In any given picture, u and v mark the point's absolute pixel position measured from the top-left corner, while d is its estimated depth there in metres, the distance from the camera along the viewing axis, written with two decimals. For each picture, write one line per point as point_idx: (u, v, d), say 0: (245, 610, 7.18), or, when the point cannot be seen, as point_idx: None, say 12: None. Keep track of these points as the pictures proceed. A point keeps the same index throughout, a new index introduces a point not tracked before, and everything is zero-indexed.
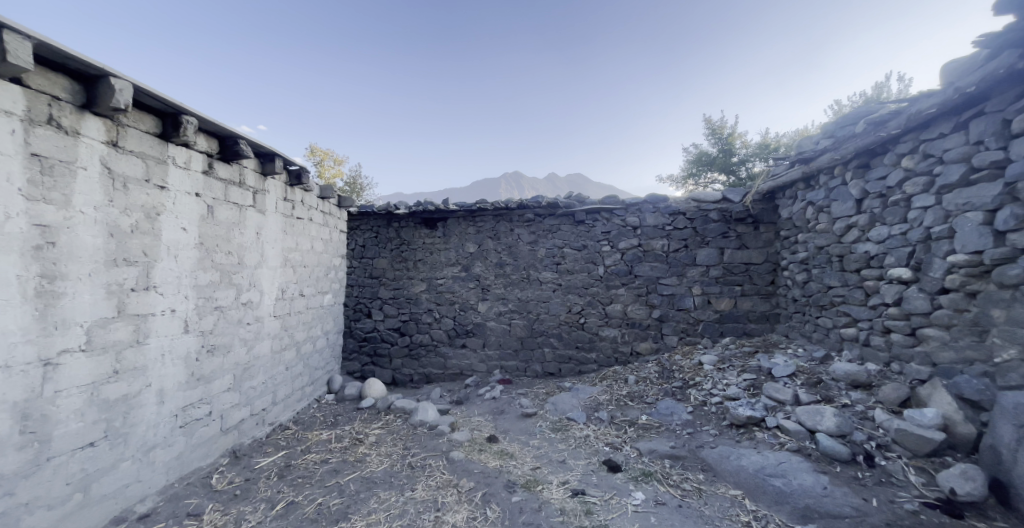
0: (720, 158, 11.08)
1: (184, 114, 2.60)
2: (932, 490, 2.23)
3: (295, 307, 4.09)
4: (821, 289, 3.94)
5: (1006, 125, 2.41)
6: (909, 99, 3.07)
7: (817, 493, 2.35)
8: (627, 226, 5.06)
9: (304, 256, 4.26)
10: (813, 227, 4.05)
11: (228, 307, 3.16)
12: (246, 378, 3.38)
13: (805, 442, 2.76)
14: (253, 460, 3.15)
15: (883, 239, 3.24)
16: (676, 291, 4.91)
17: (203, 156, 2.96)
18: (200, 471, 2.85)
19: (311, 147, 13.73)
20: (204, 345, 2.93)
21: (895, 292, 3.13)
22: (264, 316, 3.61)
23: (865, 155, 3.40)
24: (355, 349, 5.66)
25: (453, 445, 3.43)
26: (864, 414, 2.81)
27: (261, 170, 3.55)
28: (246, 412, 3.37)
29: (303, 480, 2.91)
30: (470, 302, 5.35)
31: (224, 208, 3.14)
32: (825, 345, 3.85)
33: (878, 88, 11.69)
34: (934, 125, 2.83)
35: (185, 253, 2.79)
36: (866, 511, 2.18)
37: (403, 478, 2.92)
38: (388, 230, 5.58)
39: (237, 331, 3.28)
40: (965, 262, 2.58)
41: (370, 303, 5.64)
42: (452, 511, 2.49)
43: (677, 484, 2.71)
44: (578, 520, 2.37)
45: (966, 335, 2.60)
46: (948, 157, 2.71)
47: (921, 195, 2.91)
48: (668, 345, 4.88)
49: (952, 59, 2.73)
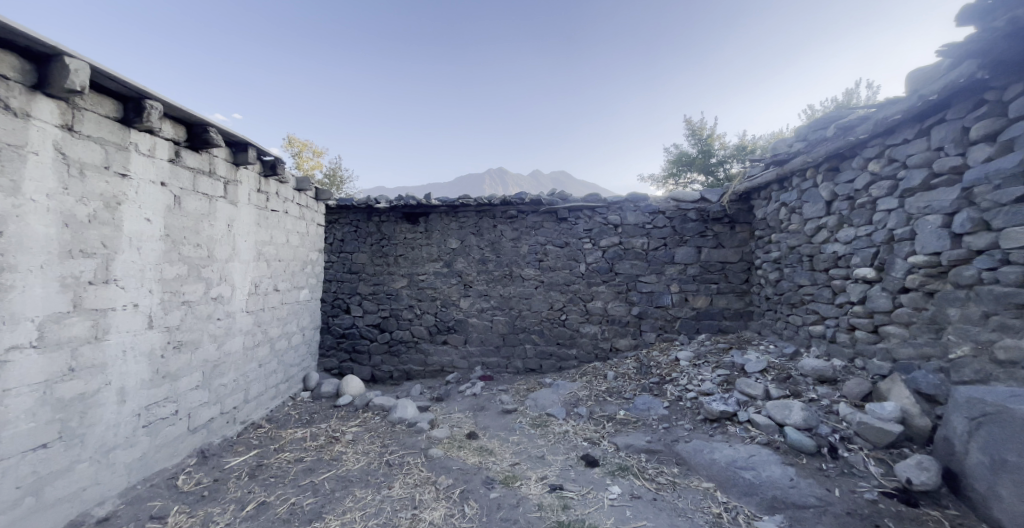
0: (699, 158, 11.34)
1: (148, 98, 2.47)
2: (890, 480, 2.35)
3: (269, 302, 3.96)
4: (792, 288, 4.08)
5: (965, 133, 2.55)
6: (876, 106, 3.20)
7: (784, 484, 2.44)
8: (609, 224, 5.12)
9: (280, 249, 4.13)
10: (786, 227, 4.20)
11: (196, 301, 3.03)
12: (216, 376, 3.25)
13: (774, 435, 2.86)
14: (223, 460, 3.04)
15: (850, 240, 3.38)
16: (655, 288, 5.00)
17: (170, 143, 2.82)
18: (164, 472, 2.73)
19: (289, 137, 13.28)
20: (170, 341, 2.81)
21: (860, 291, 3.28)
22: (236, 311, 3.48)
23: (835, 158, 3.54)
24: (332, 346, 5.54)
25: (432, 442, 3.40)
26: (829, 408, 2.94)
27: (233, 160, 3.42)
28: (216, 411, 3.25)
29: (275, 479, 2.84)
30: (451, 298, 5.31)
31: (193, 198, 3.01)
32: (795, 342, 4.00)
33: (848, 94, 12.19)
34: (899, 131, 2.97)
35: (149, 245, 2.66)
36: (829, 501, 2.29)
37: (381, 476, 2.88)
38: (368, 225, 5.48)
39: (207, 326, 3.15)
40: (924, 263, 2.72)
41: (348, 299, 5.52)
42: (430, 509, 2.47)
43: (652, 477, 2.77)
44: (555, 515, 2.39)
45: (924, 332, 2.75)
46: (912, 162, 2.85)
47: (885, 198, 3.06)
48: (647, 341, 4.98)
49: (917, 67, 2.84)
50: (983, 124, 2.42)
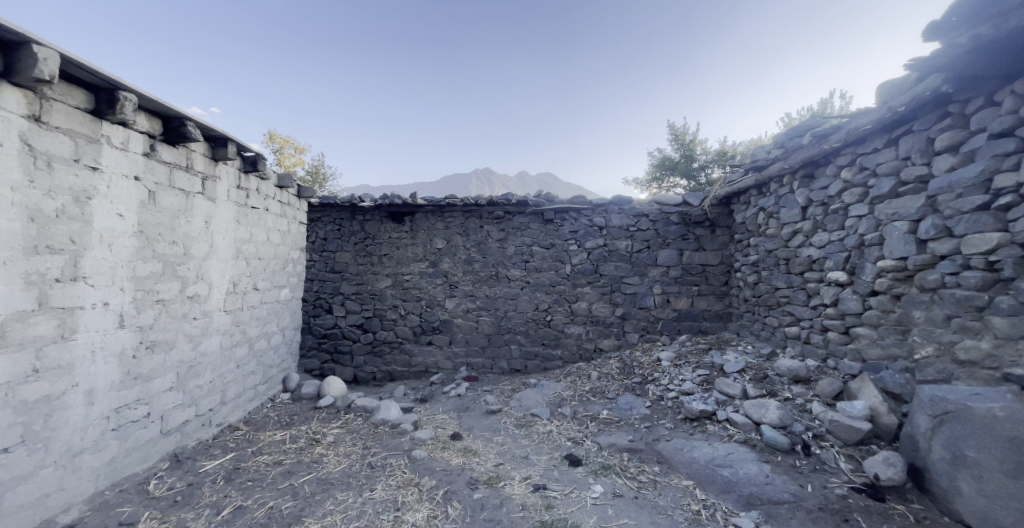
0: (682, 163, 11.56)
1: (122, 89, 2.39)
2: (859, 475, 2.45)
3: (247, 302, 3.86)
4: (769, 290, 4.21)
5: (930, 144, 2.68)
6: (849, 116, 3.33)
7: (760, 481, 2.52)
8: (594, 226, 5.18)
9: (260, 247, 4.03)
10: (763, 231, 4.33)
11: (171, 300, 2.95)
12: (192, 377, 3.16)
13: (751, 433, 2.95)
14: (197, 464, 2.95)
15: (824, 244, 3.51)
16: (638, 290, 5.08)
17: (145, 137, 2.73)
18: (135, 477, 2.64)
19: (270, 133, 12.97)
20: (142, 341, 2.71)
21: (833, 294, 3.40)
22: (213, 311, 3.39)
23: (811, 165, 3.66)
24: (313, 346, 5.44)
25: (415, 444, 3.37)
26: (803, 407, 3.05)
27: (212, 155, 3.33)
28: (190, 413, 3.15)
29: (253, 483, 2.77)
30: (436, 299, 5.28)
31: (168, 194, 2.92)
32: (772, 342, 4.13)
33: (823, 103, 12.60)
34: (869, 140, 3.10)
35: (121, 241, 2.56)
36: (802, 496, 2.37)
37: (362, 479, 2.84)
38: (352, 223, 5.40)
39: (182, 326, 3.06)
40: (892, 267, 2.85)
41: (330, 299, 5.43)
42: (413, 511, 2.45)
43: (634, 476, 2.81)
44: (539, 515, 2.40)
45: (891, 334, 2.87)
46: (881, 170, 2.98)
47: (856, 205, 3.19)
48: (630, 341, 5.05)
49: (886, 80, 2.97)
50: (947, 135, 2.54)
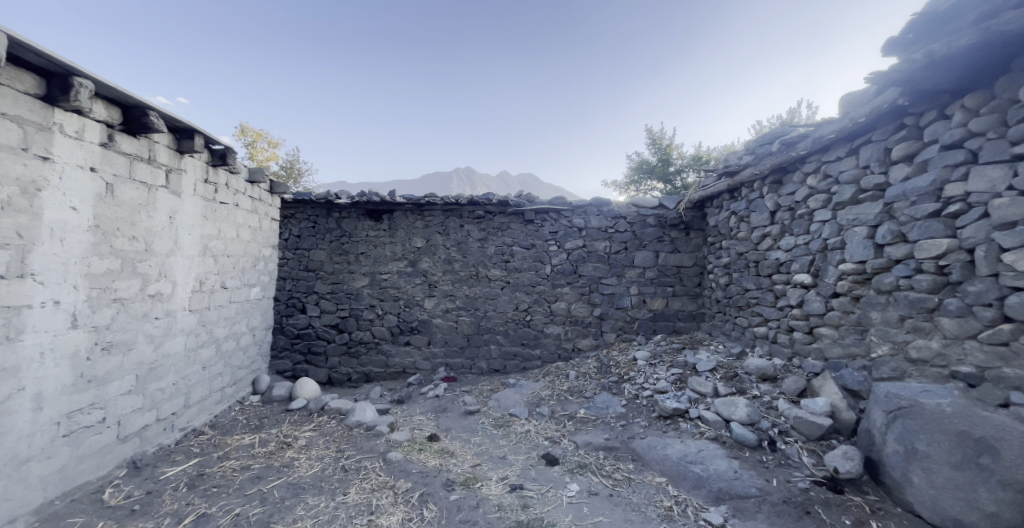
0: (658, 167, 11.83)
1: (77, 75, 2.25)
2: (821, 469, 2.56)
3: (215, 301, 3.70)
4: (740, 291, 4.36)
5: (887, 153, 2.83)
6: (814, 125, 3.49)
7: (729, 476, 2.60)
8: (574, 227, 5.23)
9: (228, 244, 3.87)
10: (735, 234, 4.48)
11: (130, 299, 2.79)
12: (153, 379, 3.01)
13: (721, 430, 3.04)
14: (158, 470, 2.80)
15: (791, 248, 3.67)
16: (615, 291, 5.17)
17: (102, 126, 2.58)
18: (88, 486, 2.48)
19: (241, 125, 12.48)
20: (98, 342, 2.56)
21: (798, 295, 3.55)
22: (177, 310, 3.23)
23: (779, 172, 3.82)
24: (286, 347, 5.26)
25: (391, 446, 3.32)
26: (770, 404, 3.17)
27: (177, 146, 3.18)
28: (151, 417, 2.99)
29: (218, 489, 2.66)
30: (415, 298, 5.21)
31: (128, 187, 2.77)
32: (742, 342, 4.27)
33: (791, 112, 13.12)
34: (833, 149, 3.26)
35: (74, 236, 2.41)
36: (767, 491, 2.47)
37: (335, 483, 2.77)
38: (327, 220, 5.26)
39: (142, 326, 2.90)
40: (852, 271, 3.01)
41: (304, 298, 5.28)
42: (387, 514, 2.41)
43: (609, 474, 2.86)
44: (515, 515, 2.41)
45: (851, 334, 3.02)
46: (844, 178, 3.13)
47: (821, 211, 3.34)
48: (607, 341, 5.13)
49: (848, 91, 3.12)
50: (904, 146, 2.70)
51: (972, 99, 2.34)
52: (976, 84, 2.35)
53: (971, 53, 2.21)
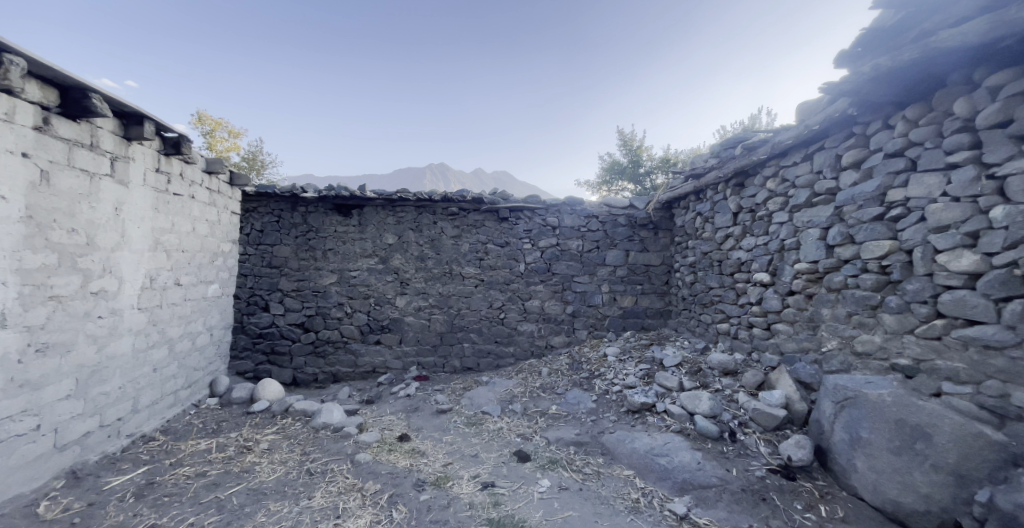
0: (629, 168, 12.11)
1: (7, 52, 2.05)
2: (776, 457, 2.71)
3: (167, 299, 3.47)
4: (704, 289, 4.53)
5: (838, 160, 3.02)
6: (774, 131, 3.66)
7: (692, 467, 2.70)
8: (547, 225, 5.27)
9: (183, 238, 3.63)
10: (700, 234, 4.66)
11: (69, 297, 2.57)
12: (95, 383, 2.78)
13: (685, 423, 3.16)
14: (101, 480, 2.60)
15: (751, 248, 3.85)
16: (588, 288, 5.25)
17: (36, 108, 2.36)
18: (20, 499, 2.27)
19: (198, 113, 11.72)
20: (31, 344, 2.35)
21: (757, 293, 3.73)
22: (124, 309, 3.01)
23: (741, 175, 3.99)
24: (247, 347, 5.02)
25: (360, 447, 3.24)
26: (731, 397, 3.32)
27: (123, 133, 2.95)
28: (93, 424, 2.77)
29: (170, 498, 2.50)
30: (386, 296, 5.09)
31: (66, 175, 2.55)
32: (706, 338, 4.45)
33: (753, 118, 13.72)
34: (790, 154, 3.44)
35: (3, 228, 2.20)
36: (727, 480, 2.59)
37: (299, 487, 2.67)
38: (293, 215, 5.05)
39: (83, 326, 2.68)
40: (806, 270, 3.20)
41: (267, 296, 5.04)
42: (355, 517, 2.35)
43: (579, 469, 2.90)
44: (486, 512, 2.41)
45: (804, 329, 3.21)
46: (799, 182, 3.31)
47: (778, 213, 3.52)
48: (579, 338, 5.20)
49: (804, 100, 3.28)
50: (853, 153, 2.88)
51: (912, 111, 2.53)
52: (916, 98, 2.53)
53: (912, 68, 2.38)
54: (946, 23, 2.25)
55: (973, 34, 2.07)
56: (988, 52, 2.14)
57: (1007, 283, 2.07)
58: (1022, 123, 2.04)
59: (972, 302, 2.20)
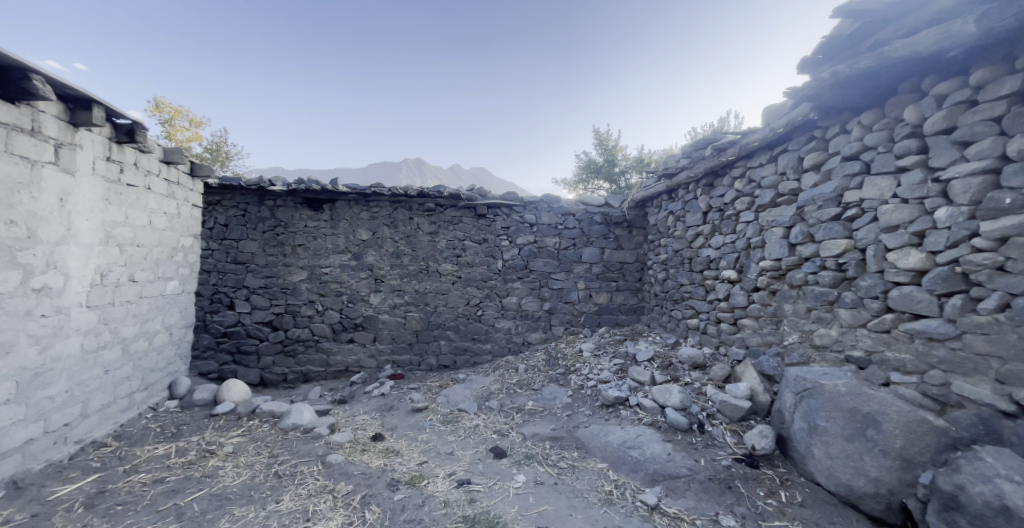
0: (604, 167, 12.29)
1: None
2: (741, 447, 2.82)
3: (120, 296, 3.25)
4: (675, 285, 4.66)
5: (800, 162, 3.16)
6: (741, 133, 3.79)
7: (663, 459, 2.78)
8: (525, 222, 5.28)
9: (138, 232, 3.41)
10: (672, 232, 4.78)
11: (7, 294, 2.37)
12: (39, 387, 2.58)
13: (656, 416, 3.25)
14: (46, 490, 2.42)
15: (719, 246, 3.98)
16: (564, 285, 5.30)
17: None
18: None
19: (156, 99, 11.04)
20: None
21: (725, 289, 3.87)
22: (71, 307, 2.80)
23: (711, 175, 4.12)
24: (210, 346, 4.80)
25: (331, 448, 3.15)
26: (699, 390, 3.44)
27: (70, 118, 2.74)
28: (37, 430, 2.57)
29: (124, 507, 2.36)
30: (359, 294, 4.97)
31: (2, 161, 2.34)
32: (677, 333, 4.58)
33: (722, 122, 14.22)
34: (756, 155, 3.57)
35: None
36: (695, 470, 2.67)
37: (266, 491, 2.57)
38: (260, 209, 4.85)
39: (23, 325, 2.48)
40: (770, 267, 3.34)
41: (232, 293, 4.82)
42: (325, 520, 2.28)
43: (554, 463, 2.94)
44: (462, 510, 2.39)
45: (768, 324, 3.35)
46: (764, 183, 3.45)
47: (745, 212, 3.66)
48: (555, 334, 5.25)
49: (770, 103, 3.41)
50: (813, 156, 3.02)
51: (867, 117, 2.68)
52: (871, 104, 2.68)
53: (867, 76, 2.51)
54: (899, 34, 2.39)
55: (922, 45, 2.21)
56: (935, 63, 2.29)
57: (948, 279, 2.23)
58: (963, 130, 2.20)
59: (918, 297, 2.36)
